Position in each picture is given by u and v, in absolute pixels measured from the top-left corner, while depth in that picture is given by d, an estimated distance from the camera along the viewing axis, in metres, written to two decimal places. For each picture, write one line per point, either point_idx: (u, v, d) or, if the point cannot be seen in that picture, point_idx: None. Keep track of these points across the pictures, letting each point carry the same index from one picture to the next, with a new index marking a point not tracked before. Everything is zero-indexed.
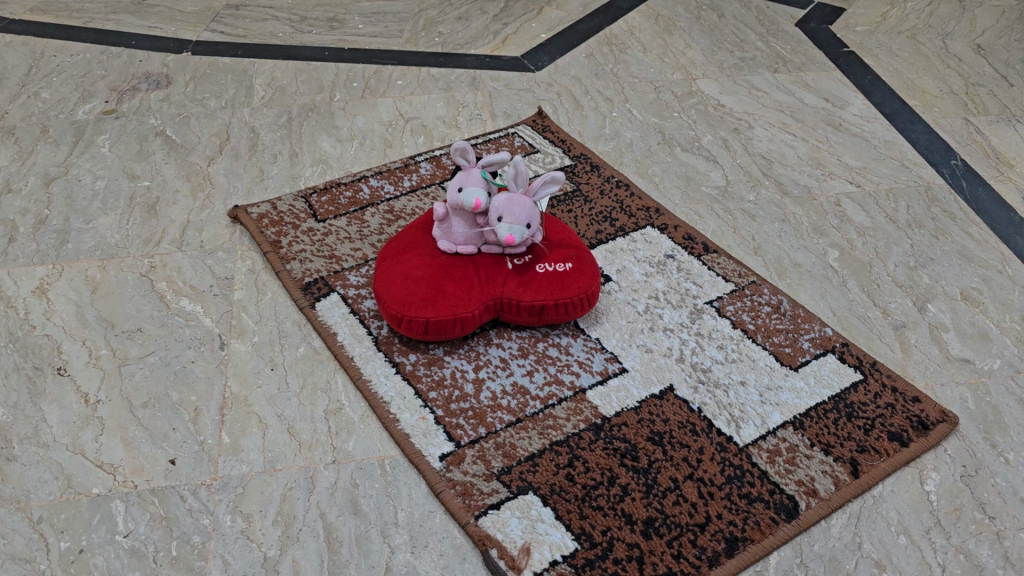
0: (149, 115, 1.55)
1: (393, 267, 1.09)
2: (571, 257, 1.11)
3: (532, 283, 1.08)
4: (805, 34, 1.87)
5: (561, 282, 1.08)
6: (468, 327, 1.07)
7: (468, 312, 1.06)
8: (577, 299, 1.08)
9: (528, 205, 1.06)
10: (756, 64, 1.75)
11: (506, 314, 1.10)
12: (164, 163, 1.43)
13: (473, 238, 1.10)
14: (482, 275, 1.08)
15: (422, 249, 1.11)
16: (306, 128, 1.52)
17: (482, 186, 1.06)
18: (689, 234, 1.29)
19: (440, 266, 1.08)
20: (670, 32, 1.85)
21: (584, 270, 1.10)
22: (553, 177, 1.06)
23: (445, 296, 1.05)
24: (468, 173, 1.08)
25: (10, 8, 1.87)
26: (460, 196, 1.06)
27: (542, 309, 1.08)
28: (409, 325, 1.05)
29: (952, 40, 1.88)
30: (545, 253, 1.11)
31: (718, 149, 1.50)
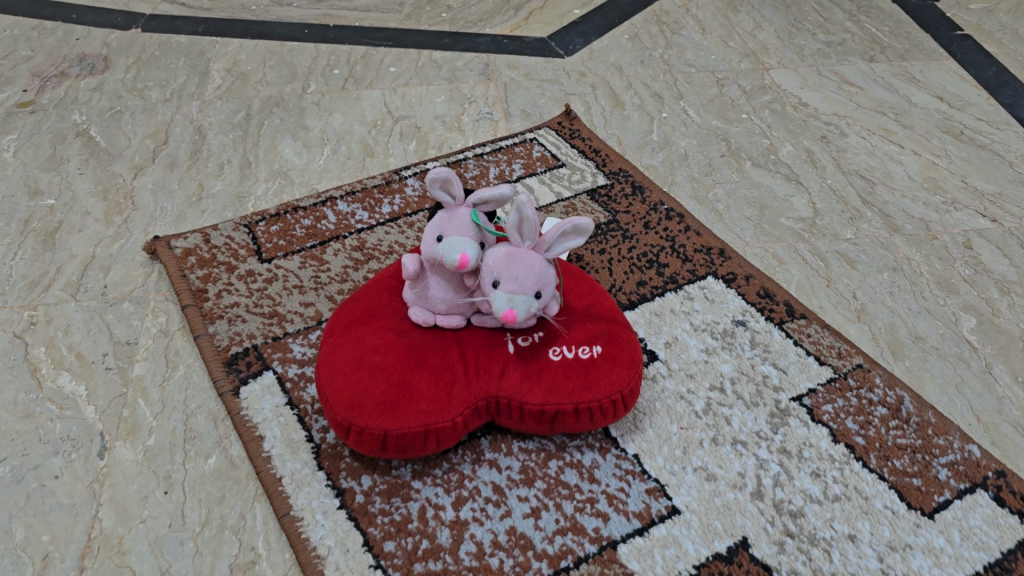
0: (73, 109, 1.23)
1: (340, 346, 0.76)
2: (601, 334, 0.77)
3: (541, 376, 0.74)
4: (905, 13, 1.49)
5: (585, 376, 0.74)
6: (447, 440, 0.73)
7: (447, 421, 0.72)
8: (608, 401, 0.74)
9: (539, 263, 0.71)
10: (846, 50, 1.38)
11: (504, 419, 0.76)
12: (78, 174, 1.11)
13: (458, 306, 0.76)
14: (468, 362, 0.74)
15: (386, 320, 0.77)
16: (267, 129, 1.19)
17: (470, 235, 0.71)
18: (767, 288, 0.93)
19: (409, 347, 0.74)
20: (735, 9, 1.48)
21: (621, 356, 0.76)
22: (575, 222, 0.71)
23: (412, 397, 0.71)
24: (452, 215, 0.73)
25: None
26: (437, 249, 0.71)
27: (556, 416, 0.74)
28: (359, 438, 0.71)
29: None
30: (563, 329, 0.77)
31: (801, 164, 1.14)
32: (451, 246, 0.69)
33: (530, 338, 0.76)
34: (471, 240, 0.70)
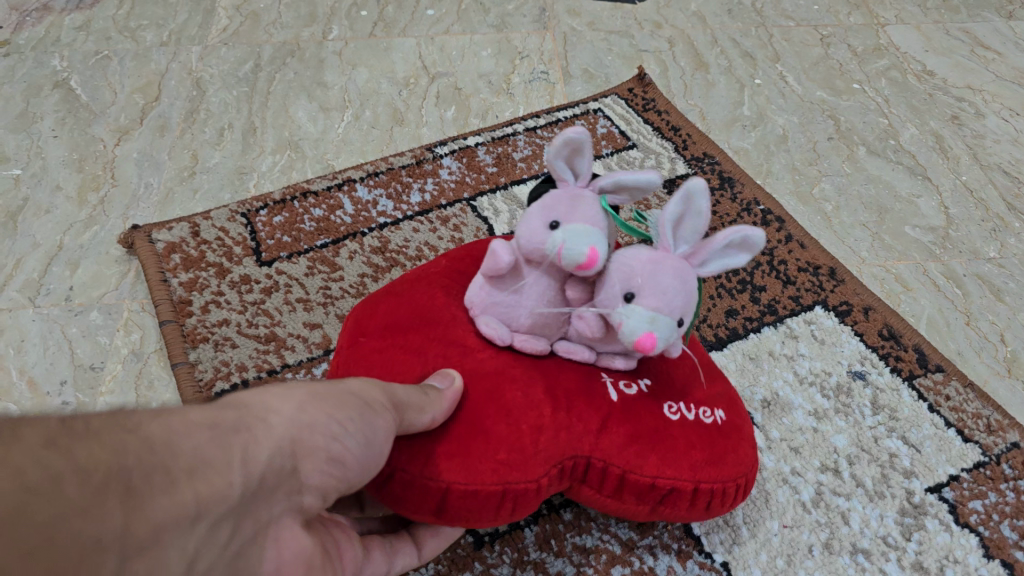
0: (53, 52, 1.04)
1: (371, 352, 0.51)
2: (715, 393, 0.56)
3: (663, 433, 0.50)
4: None
5: (710, 445, 0.52)
6: (517, 510, 0.49)
7: (535, 480, 0.48)
8: (733, 485, 0.53)
9: (693, 280, 0.45)
10: (979, 3, 1.14)
11: (589, 490, 0.52)
12: (51, 136, 0.93)
13: (549, 325, 0.49)
14: (567, 398, 0.49)
15: (442, 325, 0.52)
16: (277, 85, 0.99)
17: (597, 226, 0.45)
18: (891, 327, 0.74)
19: (482, 371, 0.49)
20: None
21: (743, 429, 0.55)
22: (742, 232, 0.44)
23: (491, 440, 0.47)
24: (569, 193, 0.47)
25: None
26: (546, 235, 0.45)
27: (668, 495, 0.51)
28: (401, 490, 0.48)
29: None
30: (674, 373, 0.55)
31: (929, 153, 0.92)
32: (569, 232, 0.44)
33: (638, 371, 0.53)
34: (601, 230, 0.45)
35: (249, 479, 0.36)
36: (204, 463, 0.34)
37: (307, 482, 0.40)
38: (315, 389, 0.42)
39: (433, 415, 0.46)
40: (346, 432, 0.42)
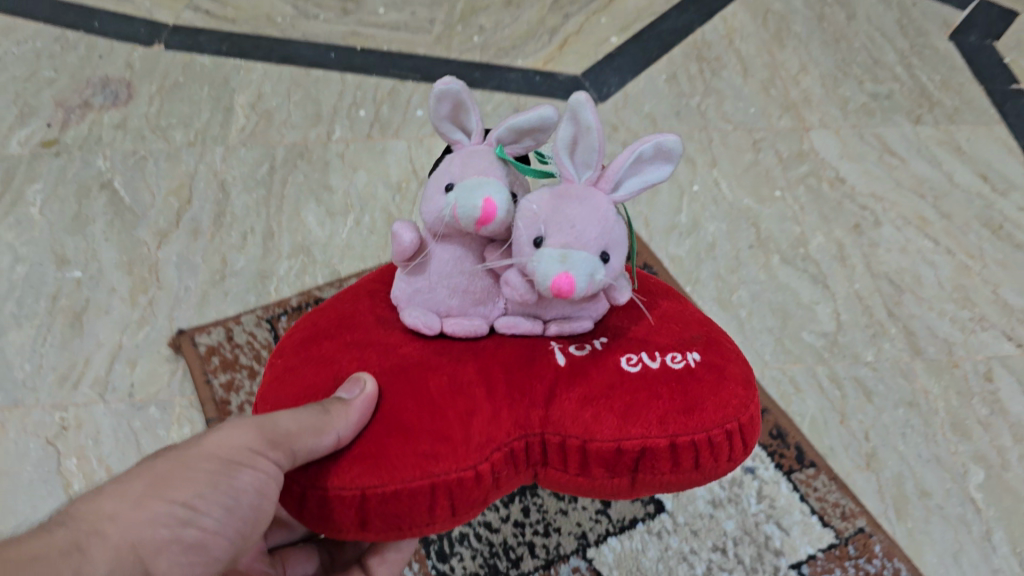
0: (97, 152, 1.22)
1: (296, 369, 0.58)
2: (694, 343, 0.59)
3: (612, 400, 0.54)
4: (961, 55, 1.41)
5: (678, 394, 0.54)
6: (464, 505, 0.53)
7: (464, 471, 0.52)
8: (720, 434, 0.54)
9: (601, 209, 0.52)
10: (893, 106, 1.32)
11: (559, 470, 0.56)
12: (103, 238, 1.11)
13: (470, 303, 0.58)
14: (498, 387, 0.55)
15: (369, 334, 0.59)
16: (290, 188, 1.18)
17: (496, 179, 0.53)
18: (780, 426, 0.94)
19: (400, 367, 0.55)
20: (782, 42, 1.41)
21: (728, 369, 0.57)
22: (657, 138, 0.53)
23: (405, 438, 0.51)
24: (464, 156, 0.55)
25: None
26: (441, 200, 0.54)
27: (644, 459, 0.53)
28: (319, 510, 0.52)
29: None
30: (640, 341, 0.59)
31: (830, 262, 1.11)
32: (461, 193, 0.52)
33: (592, 352, 0.57)
34: (495, 180, 0.53)
35: None
36: None
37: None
38: (157, 473, 0.50)
39: (336, 428, 0.51)
40: (204, 498, 0.51)
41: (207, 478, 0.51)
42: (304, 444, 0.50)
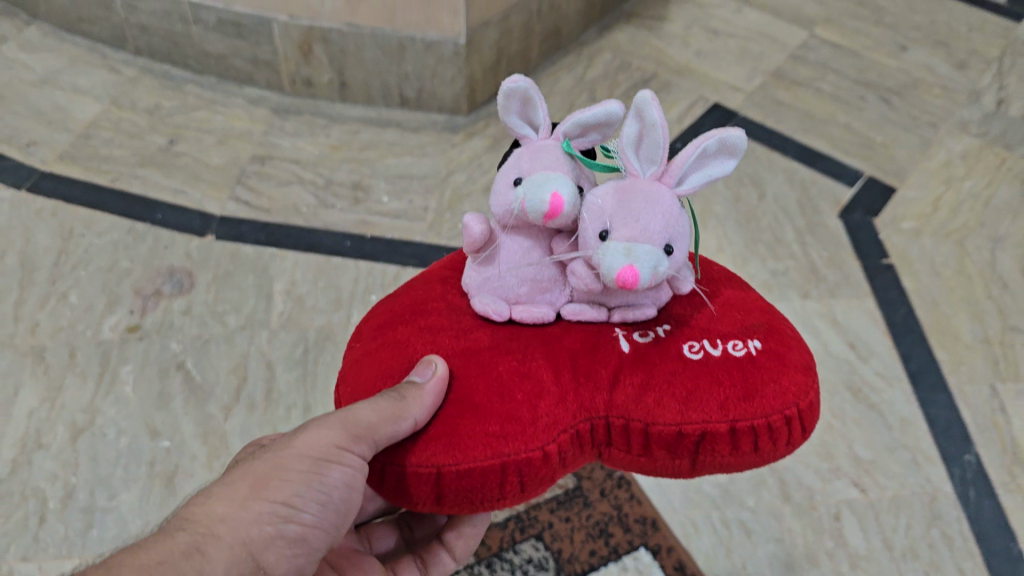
0: (171, 336, 1.58)
1: (378, 351, 0.85)
2: (754, 331, 0.83)
3: (670, 385, 0.77)
4: (846, 232, 1.78)
5: (738, 379, 0.77)
6: (532, 480, 0.77)
7: (533, 451, 0.75)
8: (779, 418, 0.77)
9: (666, 204, 0.77)
10: (787, 282, 1.68)
11: (621, 450, 0.80)
12: (182, 413, 1.48)
13: (539, 290, 0.84)
14: (565, 370, 0.79)
15: (438, 319, 0.86)
16: (321, 367, 1.54)
17: (565, 174, 0.78)
18: (681, 561, 1.31)
19: (470, 351, 0.81)
20: (704, 224, 1.78)
21: (787, 358, 0.80)
22: (723, 134, 0.78)
23: (479, 421, 0.76)
24: (537, 154, 0.80)
25: (40, 153, 1.91)
26: (515, 194, 0.79)
27: (704, 439, 0.77)
28: (398, 484, 0.77)
29: (1002, 249, 1.76)
30: (703, 329, 0.83)
31: None
32: (530, 188, 0.77)
33: (653, 341, 0.81)
34: (558, 173, 0.78)
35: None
36: None
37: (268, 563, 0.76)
38: (254, 482, 0.77)
39: (410, 413, 0.75)
40: (301, 495, 0.78)
41: (301, 479, 0.79)
42: (381, 437, 0.75)
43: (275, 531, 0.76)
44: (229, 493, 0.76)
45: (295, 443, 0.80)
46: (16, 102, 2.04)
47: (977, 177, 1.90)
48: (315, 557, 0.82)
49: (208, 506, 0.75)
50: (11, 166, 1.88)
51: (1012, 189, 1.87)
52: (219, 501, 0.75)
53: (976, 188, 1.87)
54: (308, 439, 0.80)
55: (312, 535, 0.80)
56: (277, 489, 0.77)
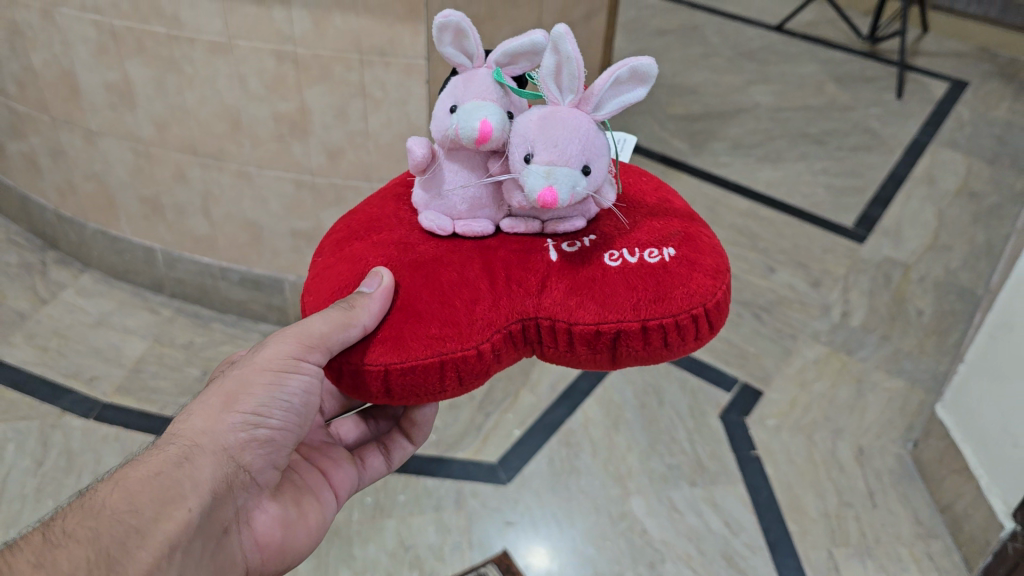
0: None
1: (340, 265, 1.01)
2: (671, 240, 1.00)
3: (590, 291, 0.95)
4: (724, 430, 2.35)
5: (647, 286, 0.95)
6: (471, 373, 0.94)
7: (469, 349, 0.93)
8: (684, 317, 0.95)
9: (579, 132, 0.93)
10: (679, 473, 2.23)
11: (553, 346, 0.98)
12: None
13: (478, 208, 1.00)
14: (500, 277, 0.96)
15: (388, 234, 1.02)
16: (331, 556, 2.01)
17: (494, 105, 0.95)
18: None
19: (417, 262, 0.98)
20: (618, 427, 2.34)
21: (695, 262, 0.98)
22: (635, 63, 0.94)
23: (423, 324, 0.93)
24: (474, 86, 0.97)
25: (102, 386, 2.46)
26: (452, 118, 0.95)
27: (620, 335, 0.95)
28: (352, 380, 0.96)
29: (841, 439, 2.33)
30: (623, 240, 1.00)
31: None
32: (464, 116, 0.93)
33: (578, 250, 0.99)
34: (489, 105, 0.95)
35: (197, 490, 0.99)
36: (173, 495, 0.96)
37: (243, 458, 1.05)
38: (225, 398, 1.05)
39: (358, 321, 0.92)
40: (265, 404, 1.06)
41: (263, 391, 1.06)
42: (333, 342, 0.94)
43: (247, 434, 1.05)
44: (207, 409, 1.04)
45: (254, 362, 1.07)
46: (78, 342, 2.59)
47: (825, 379, 2.49)
48: (283, 450, 1.11)
49: (191, 421, 1.03)
50: (79, 399, 2.42)
51: (852, 387, 2.47)
52: (200, 417, 1.04)
53: (823, 388, 2.46)
54: (267, 358, 1.07)
55: (278, 436, 1.08)
56: (245, 401, 1.05)
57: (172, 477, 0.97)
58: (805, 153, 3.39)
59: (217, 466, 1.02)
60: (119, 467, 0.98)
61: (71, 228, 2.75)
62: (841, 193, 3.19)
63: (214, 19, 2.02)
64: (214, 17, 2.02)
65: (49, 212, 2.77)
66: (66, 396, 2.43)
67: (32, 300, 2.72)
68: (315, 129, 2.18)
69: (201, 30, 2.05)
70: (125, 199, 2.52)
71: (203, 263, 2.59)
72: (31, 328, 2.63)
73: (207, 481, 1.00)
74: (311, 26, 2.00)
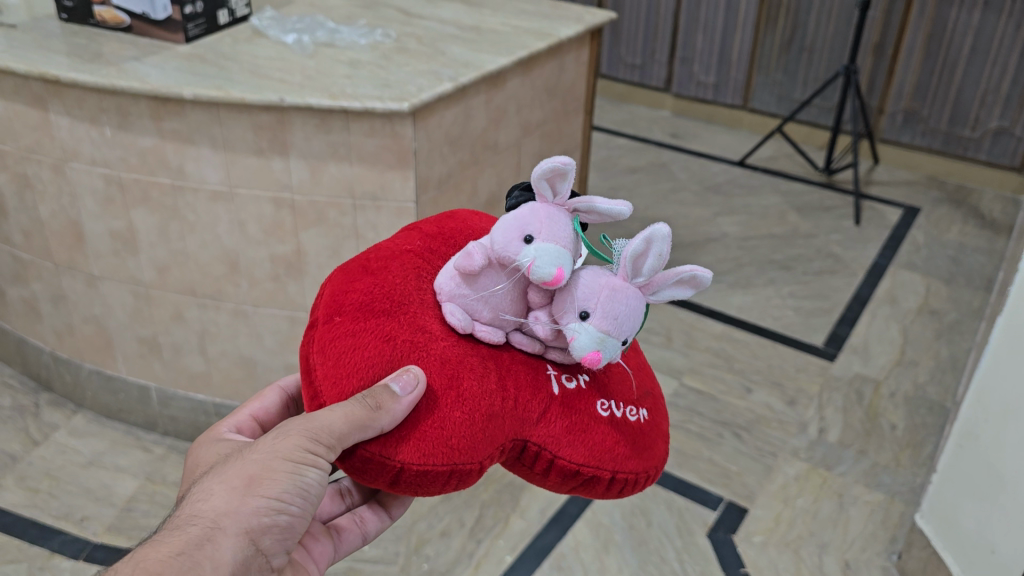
0: None
1: (368, 348, 1.00)
2: (644, 401, 1.09)
3: (586, 433, 1.01)
4: (712, 548, 2.39)
5: (629, 445, 1.03)
6: (465, 482, 0.99)
7: (475, 463, 0.96)
8: (643, 476, 1.05)
9: (638, 314, 0.93)
10: None
11: (530, 469, 1.03)
12: None
13: (500, 318, 1.00)
14: (512, 395, 0.99)
15: (414, 319, 1.01)
16: None
17: (569, 253, 0.93)
18: None
19: (441, 361, 0.99)
20: (609, 549, 2.38)
21: (658, 428, 1.09)
22: (705, 275, 0.93)
23: (443, 432, 0.96)
24: (555, 224, 0.94)
25: (93, 526, 2.47)
26: (523, 249, 0.92)
27: (592, 478, 1.03)
28: (360, 464, 1.01)
29: (827, 552, 2.38)
30: (612, 387, 1.07)
31: None
32: (544, 258, 0.90)
33: (579, 388, 1.03)
34: (565, 250, 0.92)
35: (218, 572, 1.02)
36: None
37: (262, 543, 1.07)
38: (248, 480, 1.07)
39: (377, 415, 0.93)
40: (289, 491, 1.08)
41: (286, 479, 1.07)
42: (352, 440, 0.97)
43: (270, 520, 1.07)
44: (230, 491, 1.06)
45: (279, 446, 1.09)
46: (69, 483, 2.61)
47: (807, 494, 2.56)
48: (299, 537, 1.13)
49: (214, 502, 1.05)
50: (70, 539, 2.43)
51: (834, 502, 2.53)
52: (223, 498, 1.06)
53: (806, 503, 2.53)
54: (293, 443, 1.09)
55: (296, 522, 1.10)
56: (268, 486, 1.07)
57: (192, 560, 1.00)
58: (773, 278, 3.57)
59: (238, 549, 1.04)
60: (140, 546, 1.01)
61: (66, 369, 2.82)
62: (810, 315, 3.34)
63: (216, 169, 2.18)
64: (217, 168, 2.18)
65: (46, 354, 2.84)
66: (57, 537, 2.43)
67: (24, 442, 2.76)
68: (310, 270, 2.31)
69: (204, 180, 2.21)
70: (123, 340, 2.61)
71: (197, 399, 2.65)
72: (22, 470, 2.66)
73: (227, 563, 1.03)
74: (308, 176, 2.16)
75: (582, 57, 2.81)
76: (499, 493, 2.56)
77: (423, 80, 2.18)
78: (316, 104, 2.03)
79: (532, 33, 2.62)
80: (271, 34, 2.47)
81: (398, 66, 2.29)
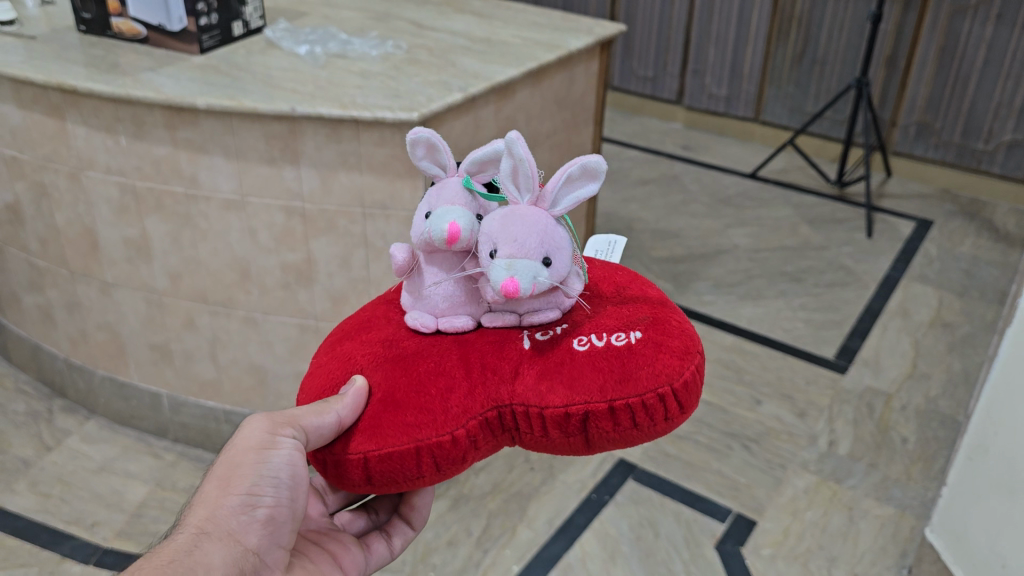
0: None
1: (329, 363, 1.07)
2: (638, 324, 1.02)
3: (559, 374, 0.97)
4: (720, 560, 2.38)
5: (613, 369, 0.97)
6: (447, 458, 0.98)
7: (444, 435, 0.97)
8: (650, 396, 0.96)
9: (540, 226, 0.97)
10: None
11: (528, 431, 0.99)
12: None
13: (458, 305, 1.06)
14: (475, 366, 1.00)
15: (377, 331, 1.08)
16: None
17: (464, 212, 1.01)
18: None
19: (397, 357, 1.03)
20: (615, 560, 2.37)
21: (662, 343, 0.99)
22: (583, 161, 1.00)
23: (399, 414, 0.98)
24: (447, 195, 1.04)
25: (103, 531, 2.49)
26: (425, 225, 1.03)
27: (589, 416, 0.96)
28: (336, 469, 1.03)
29: (836, 566, 2.36)
30: (594, 327, 1.02)
31: None
32: (435, 220, 1.00)
33: (550, 337, 1.02)
34: (457, 208, 1.01)
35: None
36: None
37: (249, 541, 1.10)
38: (220, 484, 1.11)
39: (331, 409, 0.99)
40: (258, 484, 1.11)
41: (252, 470, 1.11)
42: (312, 430, 1.02)
43: (249, 515, 1.10)
44: (206, 498, 1.10)
45: (237, 443, 1.13)
46: (81, 488, 2.64)
47: (817, 507, 2.54)
48: (285, 529, 1.16)
49: (194, 513, 1.09)
50: (80, 544, 2.45)
51: (844, 515, 2.52)
52: (203, 506, 1.10)
53: (816, 516, 2.51)
54: (248, 437, 1.12)
55: (275, 512, 1.13)
56: (238, 483, 1.10)
57: (186, 565, 1.03)
58: (784, 290, 3.56)
59: (225, 550, 1.08)
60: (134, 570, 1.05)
61: (80, 376, 2.84)
62: (821, 327, 3.33)
63: (229, 178, 2.21)
64: (229, 177, 2.21)
65: (60, 360, 2.87)
66: (68, 542, 2.46)
67: (37, 447, 2.79)
68: (320, 278, 2.33)
69: (216, 189, 2.23)
70: (135, 347, 2.63)
71: (207, 407, 2.67)
72: (35, 475, 2.68)
73: (218, 565, 1.06)
74: (319, 185, 2.18)
75: (592, 69, 2.82)
76: (506, 503, 2.57)
77: (433, 90, 2.20)
78: (327, 115, 2.06)
79: (542, 45, 2.64)
80: (284, 46, 2.50)
81: (409, 77, 2.31)
